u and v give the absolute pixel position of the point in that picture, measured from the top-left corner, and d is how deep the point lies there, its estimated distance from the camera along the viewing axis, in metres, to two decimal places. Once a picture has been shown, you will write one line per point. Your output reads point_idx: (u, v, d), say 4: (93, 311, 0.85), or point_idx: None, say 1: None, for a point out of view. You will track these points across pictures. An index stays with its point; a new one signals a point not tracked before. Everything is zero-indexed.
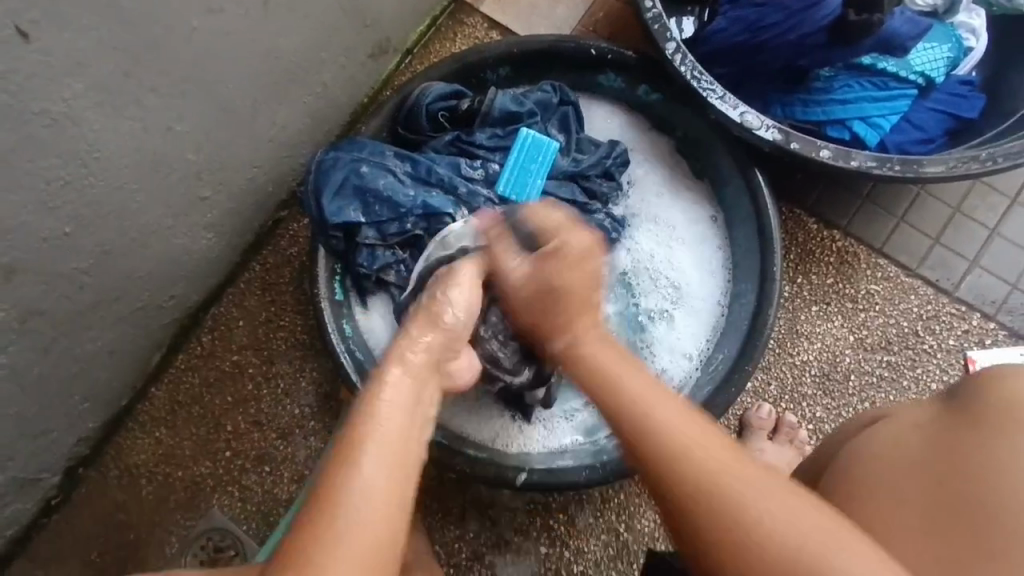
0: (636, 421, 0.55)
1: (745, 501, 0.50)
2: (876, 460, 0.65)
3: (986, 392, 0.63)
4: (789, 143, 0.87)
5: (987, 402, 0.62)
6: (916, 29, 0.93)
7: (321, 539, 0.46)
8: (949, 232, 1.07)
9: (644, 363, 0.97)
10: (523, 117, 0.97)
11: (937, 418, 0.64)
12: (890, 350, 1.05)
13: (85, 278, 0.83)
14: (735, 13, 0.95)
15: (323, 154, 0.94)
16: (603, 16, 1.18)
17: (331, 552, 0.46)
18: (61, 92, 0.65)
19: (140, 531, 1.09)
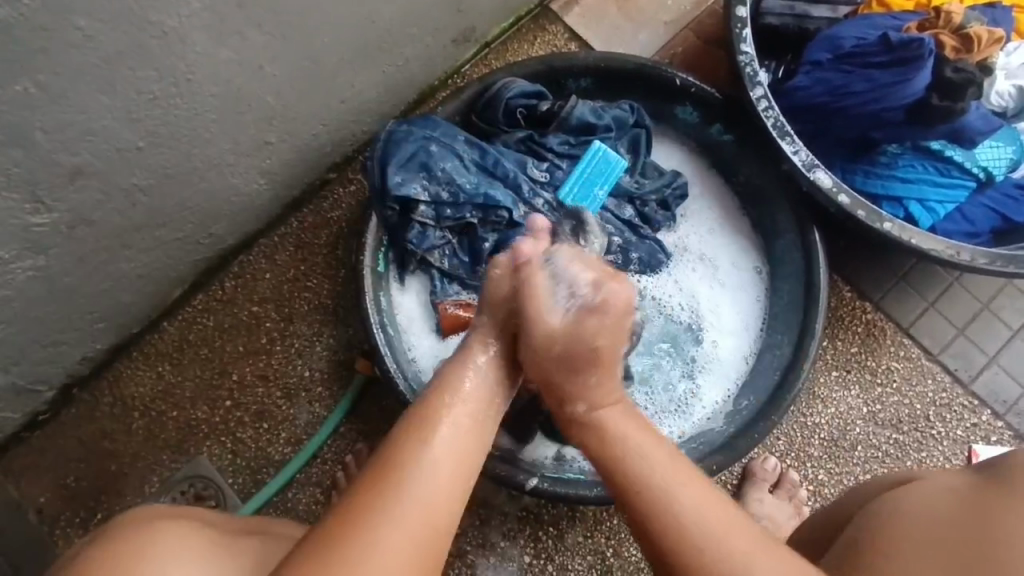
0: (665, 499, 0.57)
1: None
2: (913, 509, 0.68)
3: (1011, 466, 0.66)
4: (855, 210, 0.90)
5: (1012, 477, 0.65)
6: (988, 127, 0.96)
7: (390, 485, 0.52)
8: (974, 326, 1.10)
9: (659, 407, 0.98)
10: (598, 130, 0.98)
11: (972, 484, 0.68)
12: (900, 429, 1.07)
13: (140, 196, 0.82)
14: (819, 74, 0.98)
15: (394, 125, 0.94)
16: (682, 52, 1.19)
17: (400, 495, 0.52)
18: (177, 8, 0.65)
19: (122, 464, 1.06)
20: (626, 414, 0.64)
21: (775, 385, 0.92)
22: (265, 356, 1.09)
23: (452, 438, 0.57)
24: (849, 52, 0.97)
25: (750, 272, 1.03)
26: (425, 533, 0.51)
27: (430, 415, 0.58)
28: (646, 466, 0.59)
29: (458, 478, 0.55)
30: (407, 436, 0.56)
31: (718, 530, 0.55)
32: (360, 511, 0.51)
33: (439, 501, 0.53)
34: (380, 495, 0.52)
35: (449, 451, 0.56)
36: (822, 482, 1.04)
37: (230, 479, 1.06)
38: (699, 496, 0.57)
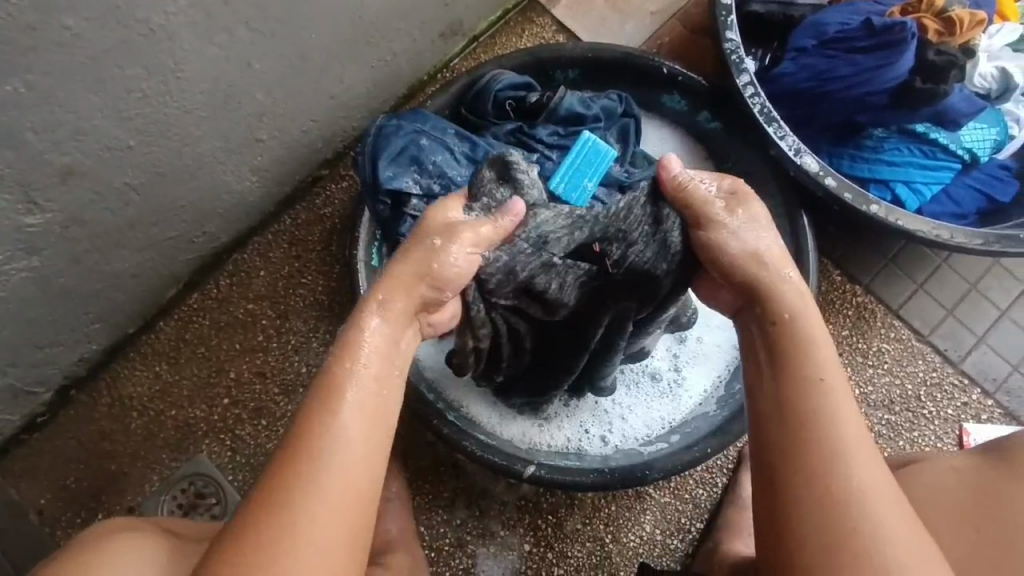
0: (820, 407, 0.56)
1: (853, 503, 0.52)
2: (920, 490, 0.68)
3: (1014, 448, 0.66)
4: (842, 192, 0.91)
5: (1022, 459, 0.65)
6: (972, 108, 0.97)
7: (305, 455, 0.53)
8: (962, 307, 1.11)
9: (648, 398, 0.99)
10: (588, 120, 0.98)
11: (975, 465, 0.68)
12: (892, 409, 1.08)
13: (132, 195, 0.83)
14: (804, 59, 0.99)
15: (384, 120, 0.95)
16: (669, 41, 1.19)
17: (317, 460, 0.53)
18: (165, 6, 0.65)
19: (121, 464, 1.06)
20: (811, 326, 0.62)
21: None
22: (261, 353, 1.10)
23: (353, 419, 0.55)
24: (833, 37, 0.98)
25: None
26: (349, 493, 0.53)
27: (331, 395, 0.56)
28: (831, 401, 0.57)
29: (369, 450, 0.55)
30: (312, 417, 0.55)
31: (858, 452, 0.55)
32: (272, 511, 0.51)
33: (354, 461, 0.54)
34: (296, 473, 0.52)
35: (354, 431, 0.55)
36: None
37: (230, 476, 1.06)
38: (857, 436, 0.55)
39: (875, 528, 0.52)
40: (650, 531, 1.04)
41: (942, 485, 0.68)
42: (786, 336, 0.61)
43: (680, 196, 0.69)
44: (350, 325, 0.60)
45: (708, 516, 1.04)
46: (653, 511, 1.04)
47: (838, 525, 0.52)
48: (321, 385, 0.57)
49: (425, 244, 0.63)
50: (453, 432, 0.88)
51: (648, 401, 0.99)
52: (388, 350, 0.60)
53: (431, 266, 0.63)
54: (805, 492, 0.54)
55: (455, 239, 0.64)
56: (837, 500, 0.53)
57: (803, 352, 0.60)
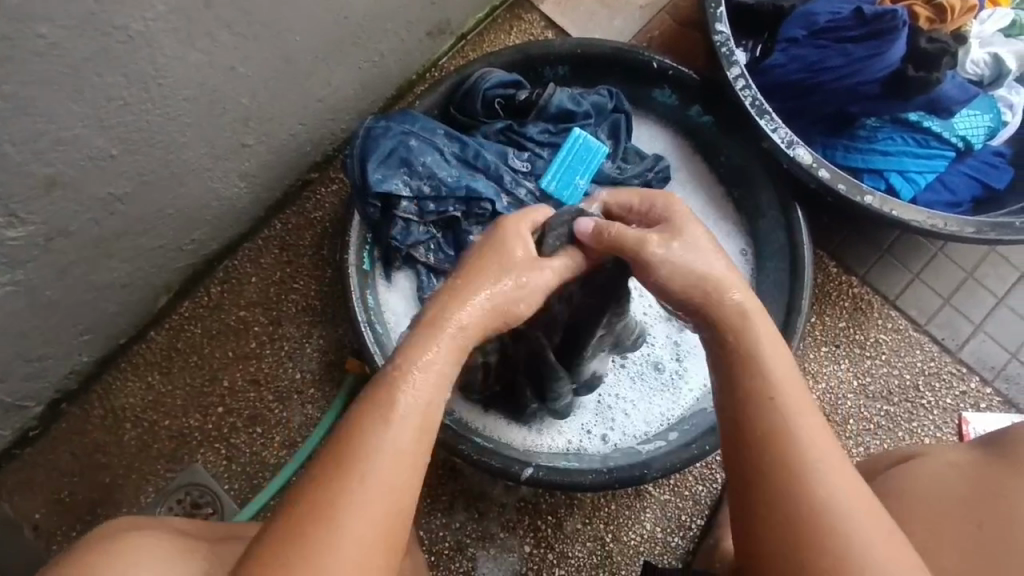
0: (780, 423, 0.56)
1: (828, 516, 0.52)
2: (922, 487, 0.68)
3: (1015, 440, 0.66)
4: (835, 183, 0.90)
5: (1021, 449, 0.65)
6: (964, 95, 0.97)
7: (350, 467, 0.52)
8: (959, 295, 1.10)
9: (648, 394, 0.98)
10: (578, 117, 0.97)
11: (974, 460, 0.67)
12: (890, 400, 1.08)
13: (117, 205, 0.81)
14: (795, 50, 0.98)
15: (372, 121, 0.93)
16: (660, 35, 1.18)
17: (361, 474, 0.51)
18: (142, 11, 0.64)
19: (116, 476, 1.05)
20: (765, 333, 0.60)
21: None
22: (255, 360, 1.09)
23: (405, 431, 0.54)
24: (824, 27, 0.97)
25: (736, 255, 1.02)
26: (388, 511, 0.52)
27: (384, 406, 0.55)
28: (791, 412, 0.56)
29: (413, 464, 0.54)
30: (362, 428, 0.53)
31: (827, 468, 0.54)
32: (312, 524, 0.50)
33: (400, 478, 0.52)
34: (340, 484, 0.51)
35: (400, 442, 0.53)
36: None
37: (226, 485, 1.05)
38: (819, 445, 0.55)
39: (854, 539, 0.51)
40: (650, 529, 1.03)
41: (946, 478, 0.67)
42: (740, 349, 0.59)
43: (610, 241, 0.66)
44: (415, 337, 0.59)
45: (708, 512, 1.04)
46: (653, 508, 1.04)
47: (808, 547, 0.51)
48: (375, 393, 0.55)
49: (502, 263, 0.63)
50: (449, 436, 0.88)
51: (648, 398, 0.98)
52: (444, 369, 0.58)
53: (506, 286, 0.62)
54: (776, 515, 0.53)
55: (531, 274, 0.64)
56: (810, 515, 0.52)
57: (757, 364, 0.58)
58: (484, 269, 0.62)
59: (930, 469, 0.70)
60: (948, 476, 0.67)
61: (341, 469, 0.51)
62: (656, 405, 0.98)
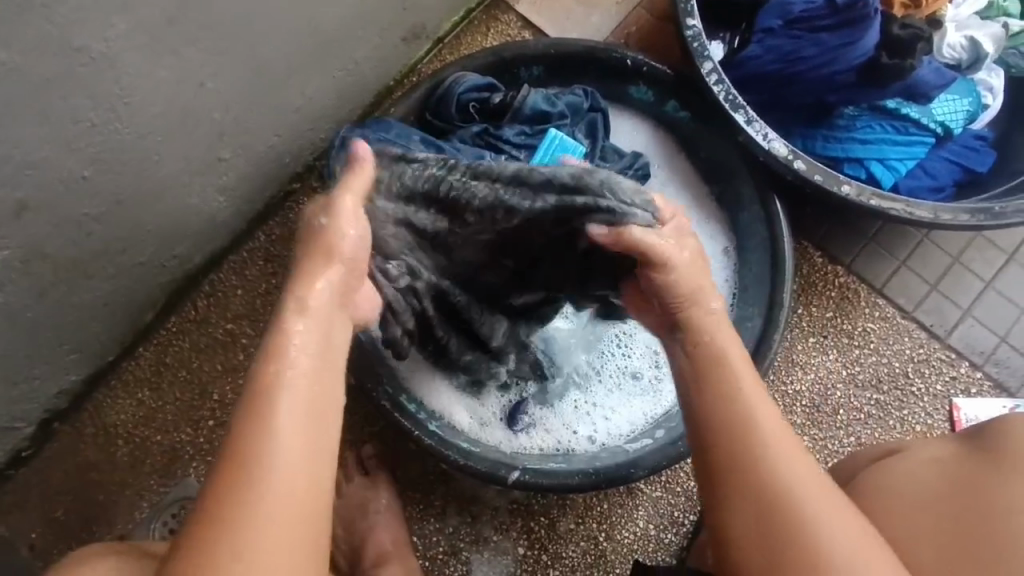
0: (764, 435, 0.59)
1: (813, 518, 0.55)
2: (901, 484, 0.69)
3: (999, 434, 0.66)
4: (812, 174, 0.90)
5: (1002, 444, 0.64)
6: (941, 80, 0.96)
7: (254, 459, 0.51)
8: (947, 281, 1.10)
9: (630, 398, 0.99)
10: (554, 118, 0.97)
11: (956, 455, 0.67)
12: (880, 389, 1.08)
13: (94, 224, 0.81)
14: (771, 41, 0.97)
15: (348, 130, 0.93)
16: (637, 30, 1.18)
17: (265, 463, 0.51)
18: (103, 32, 0.64)
19: (110, 493, 1.06)
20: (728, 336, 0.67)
21: (748, 356, 0.92)
22: (243, 373, 1.09)
23: (292, 410, 0.53)
24: (797, 16, 0.95)
25: (718, 250, 1.03)
26: (300, 491, 0.51)
27: (267, 392, 0.54)
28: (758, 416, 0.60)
29: (309, 440, 0.53)
30: (251, 421, 0.52)
31: (801, 467, 0.57)
32: (222, 524, 0.49)
33: (305, 458, 0.52)
34: (246, 479, 0.50)
35: (292, 422, 0.53)
36: (808, 449, 1.05)
37: None
38: (796, 457, 0.58)
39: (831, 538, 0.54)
40: (643, 527, 1.03)
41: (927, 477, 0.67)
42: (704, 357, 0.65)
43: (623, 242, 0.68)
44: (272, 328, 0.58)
45: (700, 508, 1.04)
46: (646, 506, 1.04)
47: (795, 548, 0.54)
48: (257, 384, 0.54)
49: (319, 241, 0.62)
50: (435, 443, 0.87)
51: (632, 398, 0.99)
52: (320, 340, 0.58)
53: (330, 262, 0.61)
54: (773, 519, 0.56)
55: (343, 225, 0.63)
56: (789, 534, 0.55)
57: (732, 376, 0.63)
58: (303, 263, 0.61)
59: (912, 466, 0.70)
60: (927, 474, 0.67)
61: (242, 461, 0.50)
62: (640, 408, 0.98)
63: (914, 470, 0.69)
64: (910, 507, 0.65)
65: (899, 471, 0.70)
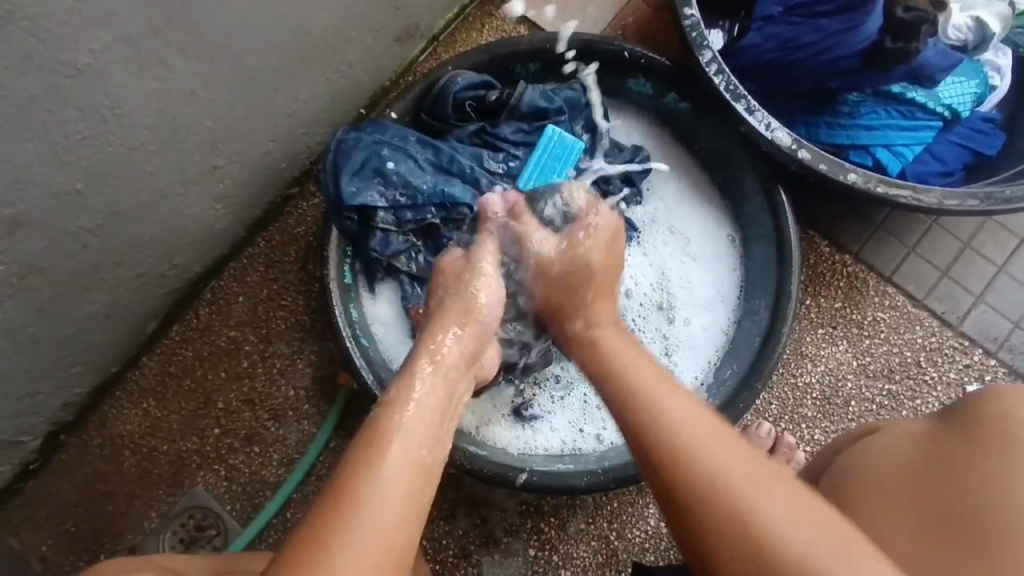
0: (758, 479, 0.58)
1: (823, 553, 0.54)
2: (880, 469, 0.67)
3: (972, 410, 0.64)
4: (816, 163, 0.88)
5: (978, 417, 0.63)
6: (946, 62, 0.94)
7: (361, 487, 0.51)
8: (957, 266, 1.08)
9: None
10: (551, 114, 0.96)
11: (930, 434, 0.66)
12: (892, 379, 1.06)
13: (90, 238, 0.81)
14: (770, 29, 0.95)
15: (344, 132, 0.92)
16: (634, 22, 1.16)
17: (368, 492, 0.51)
18: (88, 45, 0.63)
19: (119, 504, 1.05)
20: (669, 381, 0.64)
21: (756, 350, 0.91)
22: (248, 380, 1.09)
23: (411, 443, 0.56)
24: (796, 3, 0.94)
25: (722, 242, 1.01)
26: (396, 527, 0.50)
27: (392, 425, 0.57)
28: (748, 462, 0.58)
29: (423, 478, 0.54)
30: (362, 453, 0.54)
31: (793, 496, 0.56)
32: (320, 540, 0.48)
33: (405, 498, 0.52)
34: (348, 502, 0.50)
35: (412, 457, 0.55)
36: (820, 441, 1.04)
37: (227, 506, 1.05)
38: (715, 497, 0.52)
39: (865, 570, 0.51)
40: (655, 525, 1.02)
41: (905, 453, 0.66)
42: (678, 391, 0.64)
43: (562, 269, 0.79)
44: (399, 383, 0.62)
45: None
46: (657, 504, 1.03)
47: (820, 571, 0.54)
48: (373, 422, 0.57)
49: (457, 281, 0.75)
50: None
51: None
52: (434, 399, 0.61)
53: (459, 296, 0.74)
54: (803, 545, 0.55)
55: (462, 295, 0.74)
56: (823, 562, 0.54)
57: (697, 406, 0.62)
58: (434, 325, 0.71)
59: (889, 453, 0.68)
60: (904, 456, 0.66)
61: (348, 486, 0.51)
62: None
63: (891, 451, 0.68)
64: (886, 495, 0.63)
65: (874, 454, 0.69)
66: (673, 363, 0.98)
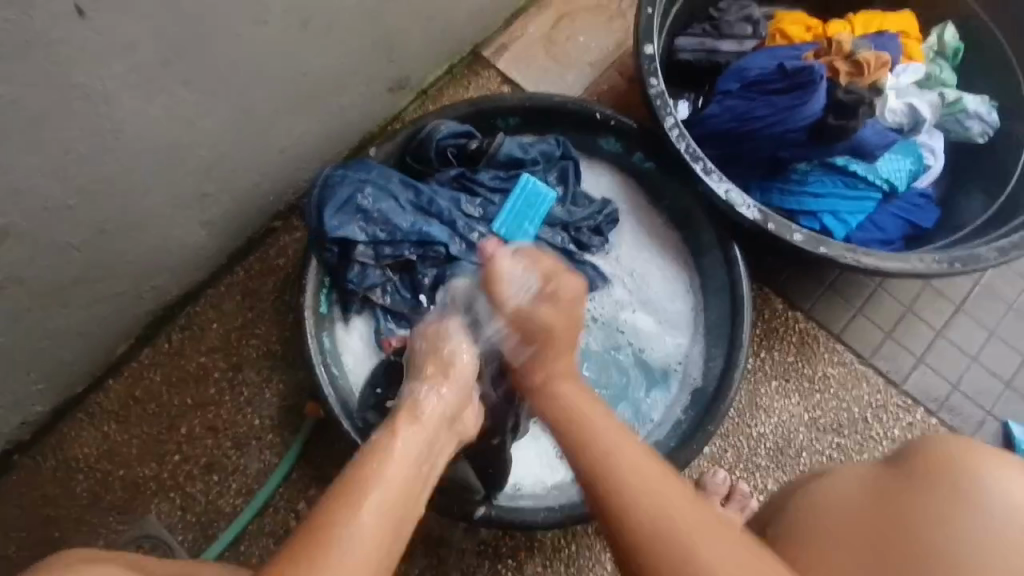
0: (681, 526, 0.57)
1: None
2: (828, 507, 0.70)
3: (919, 457, 0.70)
4: (766, 223, 0.96)
5: (924, 461, 0.69)
6: (884, 141, 1.04)
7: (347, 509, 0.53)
8: (901, 329, 1.15)
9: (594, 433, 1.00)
10: (526, 164, 1.03)
11: (879, 474, 0.71)
12: (841, 433, 1.11)
13: (76, 252, 0.83)
14: (728, 101, 1.05)
15: (329, 171, 0.97)
16: (608, 89, 1.26)
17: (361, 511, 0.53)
18: (101, 71, 0.68)
19: (66, 530, 1.03)
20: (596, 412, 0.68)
21: (712, 394, 0.95)
22: (214, 407, 1.09)
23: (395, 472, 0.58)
24: (753, 80, 1.04)
25: (683, 293, 1.07)
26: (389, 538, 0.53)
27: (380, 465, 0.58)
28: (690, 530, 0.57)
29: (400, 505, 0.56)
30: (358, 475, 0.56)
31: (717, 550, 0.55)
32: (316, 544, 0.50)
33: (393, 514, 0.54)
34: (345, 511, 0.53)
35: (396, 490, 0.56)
36: (772, 491, 1.07)
37: (179, 536, 1.04)
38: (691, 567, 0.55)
39: None
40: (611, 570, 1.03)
41: (852, 493, 0.71)
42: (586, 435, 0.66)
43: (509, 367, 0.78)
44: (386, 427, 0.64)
45: None
46: None
47: None
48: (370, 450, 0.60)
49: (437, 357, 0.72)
50: None
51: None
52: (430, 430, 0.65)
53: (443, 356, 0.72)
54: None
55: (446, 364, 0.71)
56: None
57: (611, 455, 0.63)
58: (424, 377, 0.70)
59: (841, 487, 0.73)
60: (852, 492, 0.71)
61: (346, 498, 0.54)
62: None
63: (833, 492, 0.72)
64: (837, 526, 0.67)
65: (828, 495, 0.72)
66: (640, 406, 1.02)
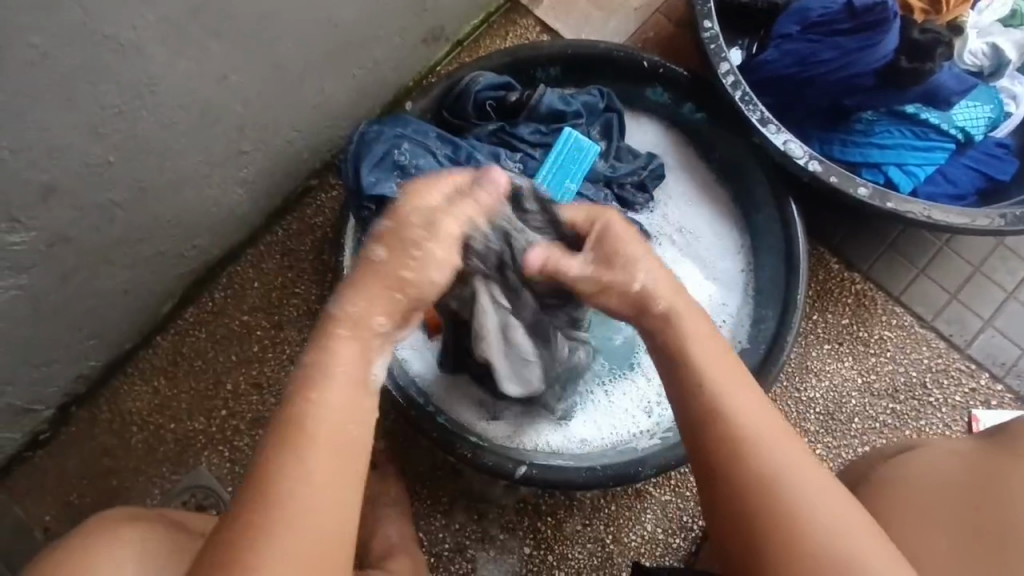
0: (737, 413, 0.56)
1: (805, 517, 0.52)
2: (916, 479, 0.69)
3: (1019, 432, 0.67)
4: (827, 175, 0.90)
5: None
6: (962, 86, 0.95)
7: (275, 491, 0.46)
8: (967, 290, 1.08)
9: (629, 394, 0.99)
10: (568, 117, 0.98)
11: (972, 450, 0.69)
12: (896, 398, 1.06)
13: (117, 211, 0.84)
14: (787, 46, 0.97)
15: (367, 125, 0.94)
16: (655, 36, 1.18)
17: (293, 491, 0.47)
18: (131, 22, 0.67)
19: (123, 479, 1.07)
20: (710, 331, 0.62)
21: (762, 357, 0.91)
22: (257, 364, 1.10)
23: (331, 407, 0.50)
24: (814, 21, 0.96)
25: (731, 252, 1.02)
26: (329, 489, 0.48)
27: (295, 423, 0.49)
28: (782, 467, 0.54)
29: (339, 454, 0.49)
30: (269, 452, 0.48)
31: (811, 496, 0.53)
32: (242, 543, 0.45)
33: (329, 476, 0.48)
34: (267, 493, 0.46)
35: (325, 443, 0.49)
36: (821, 457, 1.03)
37: (229, 487, 1.07)
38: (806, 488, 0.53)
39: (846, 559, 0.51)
40: (651, 530, 1.02)
41: (943, 468, 0.69)
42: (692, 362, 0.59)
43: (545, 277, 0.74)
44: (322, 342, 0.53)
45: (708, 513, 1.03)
46: (655, 509, 1.03)
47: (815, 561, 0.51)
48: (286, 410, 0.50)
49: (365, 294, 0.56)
50: (444, 437, 0.87)
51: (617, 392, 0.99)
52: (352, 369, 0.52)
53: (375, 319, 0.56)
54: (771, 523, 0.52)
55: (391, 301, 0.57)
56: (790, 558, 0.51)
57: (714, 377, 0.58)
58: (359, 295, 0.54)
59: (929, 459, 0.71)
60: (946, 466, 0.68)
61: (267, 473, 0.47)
62: (638, 411, 0.98)
63: (908, 473, 0.70)
64: (928, 496, 0.66)
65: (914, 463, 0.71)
66: None
